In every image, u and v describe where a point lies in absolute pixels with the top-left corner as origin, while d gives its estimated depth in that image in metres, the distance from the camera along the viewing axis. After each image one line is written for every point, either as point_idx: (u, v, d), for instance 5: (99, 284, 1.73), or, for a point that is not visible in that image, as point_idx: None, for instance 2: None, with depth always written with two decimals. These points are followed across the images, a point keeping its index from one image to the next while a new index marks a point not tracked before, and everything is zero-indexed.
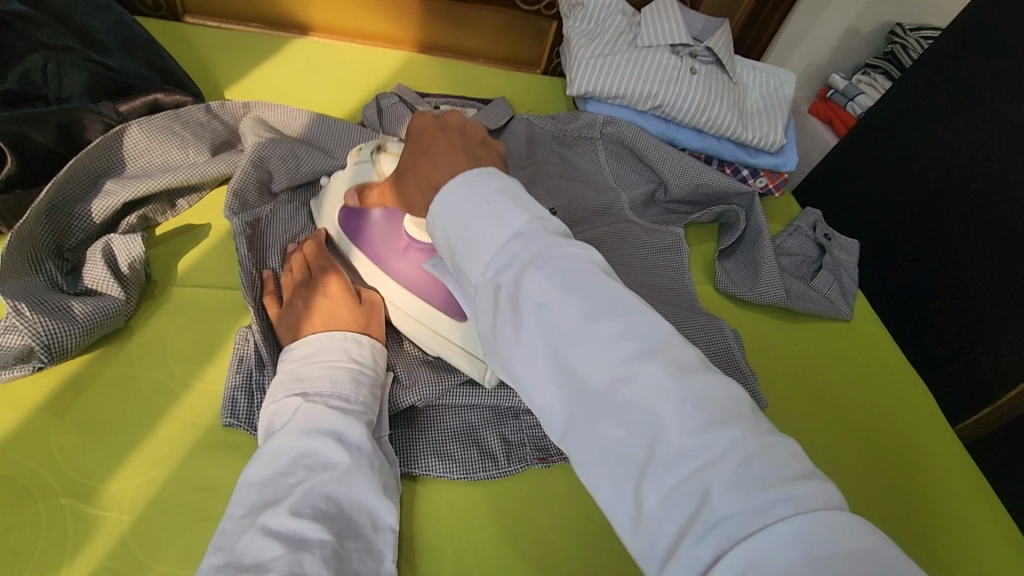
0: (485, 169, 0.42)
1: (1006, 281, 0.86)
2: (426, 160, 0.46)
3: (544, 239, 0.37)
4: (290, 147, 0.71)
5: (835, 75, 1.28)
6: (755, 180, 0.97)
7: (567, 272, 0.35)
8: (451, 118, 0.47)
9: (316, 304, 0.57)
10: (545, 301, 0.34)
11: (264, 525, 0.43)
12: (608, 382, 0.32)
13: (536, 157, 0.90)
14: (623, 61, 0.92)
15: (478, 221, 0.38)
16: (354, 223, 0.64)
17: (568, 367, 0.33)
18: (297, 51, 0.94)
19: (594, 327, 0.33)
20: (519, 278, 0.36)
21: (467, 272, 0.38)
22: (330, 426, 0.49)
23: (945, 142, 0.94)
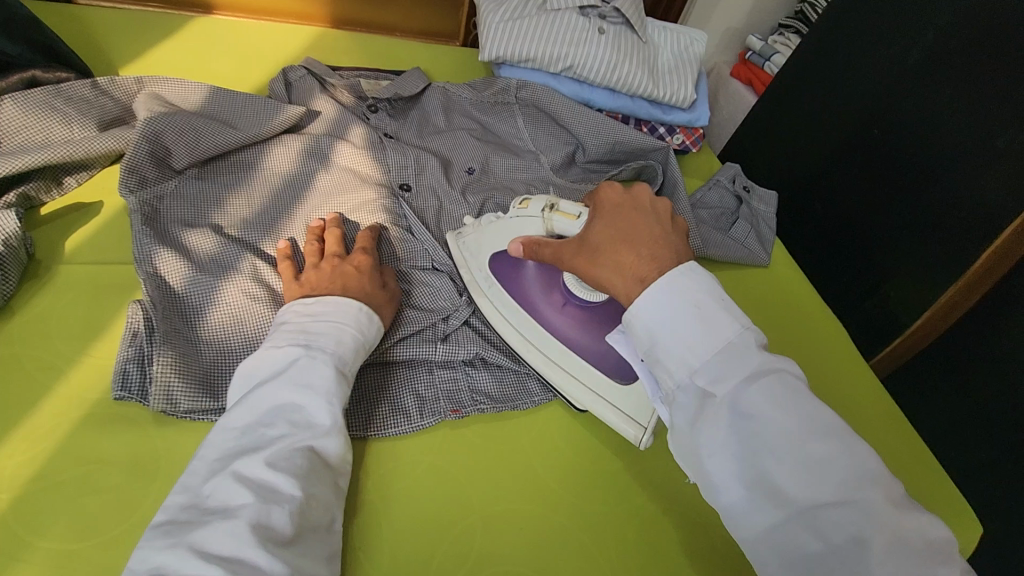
0: (688, 268, 0.47)
1: (907, 217, 0.89)
2: (626, 243, 0.51)
3: (753, 353, 0.43)
4: (189, 119, 0.68)
5: (752, 37, 1.32)
6: (672, 138, 1.00)
7: (780, 390, 0.41)
8: (642, 194, 0.55)
9: (341, 268, 0.60)
10: (753, 414, 0.41)
11: (236, 472, 0.44)
12: (812, 498, 0.38)
13: (455, 124, 0.90)
14: (532, 24, 0.92)
15: (692, 326, 0.44)
16: (505, 271, 0.68)
17: (773, 478, 0.39)
18: (200, 29, 0.91)
19: (806, 446, 0.39)
20: (733, 391, 0.42)
21: (669, 367, 0.45)
22: (323, 385, 0.50)
23: (848, 91, 0.97)
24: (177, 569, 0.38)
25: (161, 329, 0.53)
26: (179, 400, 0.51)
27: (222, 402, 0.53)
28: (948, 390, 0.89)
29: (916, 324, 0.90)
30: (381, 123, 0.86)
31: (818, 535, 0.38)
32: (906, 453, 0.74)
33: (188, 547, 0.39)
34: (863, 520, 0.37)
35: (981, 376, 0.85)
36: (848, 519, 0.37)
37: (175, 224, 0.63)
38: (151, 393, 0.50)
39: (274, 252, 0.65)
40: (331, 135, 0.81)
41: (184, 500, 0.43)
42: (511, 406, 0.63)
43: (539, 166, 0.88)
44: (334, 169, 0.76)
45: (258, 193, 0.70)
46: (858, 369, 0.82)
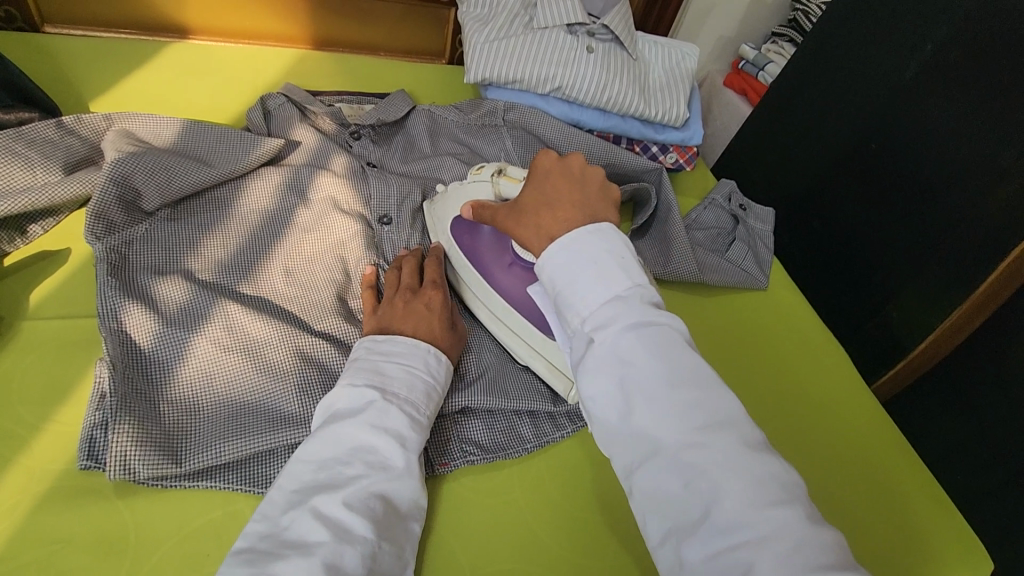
0: (596, 226, 0.48)
1: (908, 236, 0.87)
2: (546, 207, 0.53)
3: (639, 307, 0.43)
4: (161, 159, 0.65)
5: (745, 45, 1.29)
6: (666, 156, 0.97)
7: (658, 340, 0.42)
8: (574, 164, 0.55)
9: (412, 307, 0.61)
10: (631, 359, 0.41)
11: (315, 508, 0.45)
12: (678, 440, 0.38)
13: (440, 149, 0.87)
14: (518, 44, 0.90)
15: (587, 279, 0.45)
16: (467, 239, 0.70)
17: (641, 420, 0.39)
18: (173, 56, 0.88)
19: (675, 391, 0.40)
20: (611, 338, 0.42)
21: (568, 317, 0.45)
22: (397, 427, 0.51)
23: (845, 104, 0.95)
24: None
25: (121, 389, 0.50)
26: (137, 468, 0.48)
27: (186, 466, 0.49)
28: (955, 414, 0.86)
29: (920, 346, 0.88)
30: (365, 150, 0.84)
31: (683, 480, 0.37)
32: (909, 486, 0.71)
33: None
34: (720, 465, 0.37)
35: (987, 398, 0.82)
36: (706, 461, 0.37)
37: (146, 274, 0.60)
38: (108, 460, 0.47)
39: (249, 298, 0.62)
40: (312, 165, 0.78)
41: (263, 529, 0.44)
42: (504, 455, 0.61)
43: None
44: (314, 205, 0.73)
45: (233, 234, 0.67)
46: (862, 397, 0.80)
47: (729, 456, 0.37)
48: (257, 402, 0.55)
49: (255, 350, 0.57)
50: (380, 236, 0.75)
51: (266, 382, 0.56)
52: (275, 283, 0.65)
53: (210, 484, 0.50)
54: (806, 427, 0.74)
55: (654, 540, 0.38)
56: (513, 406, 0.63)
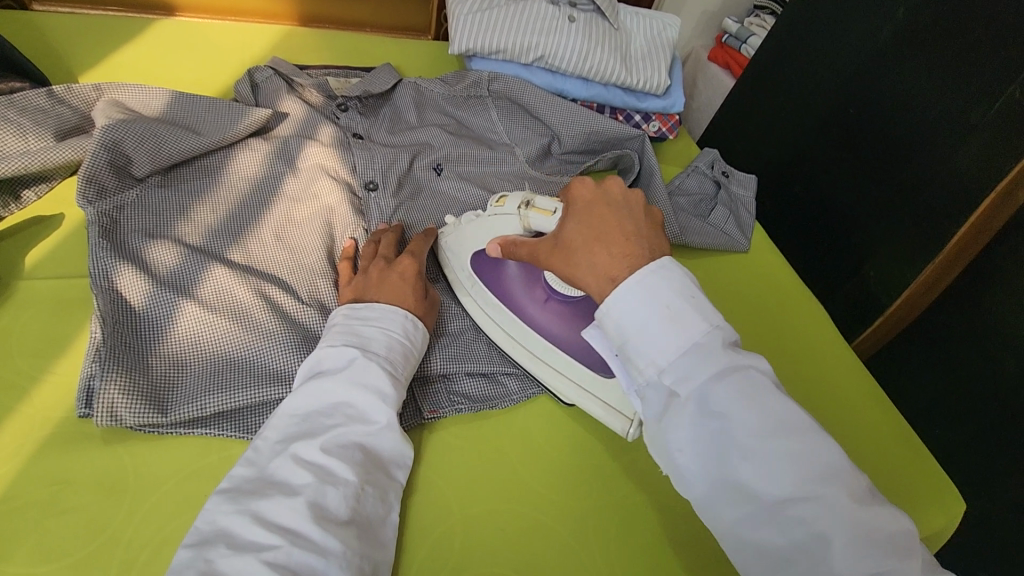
0: (658, 264, 0.47)
1: (884, 197, 0.89)
2: (599, 242, 0.50)
3: (719, 351, 0.44)
4: (150, 127, 0.66)
5: (728, 19, 1.30)
6: (648, 125, 0.99)
7: (746, 387, 0.42)
8: (614, 188, 0.53)
9: (385, 276, 0.61)
10: (721, 413, 0.42)
11: (295, 454, 0.47)
12: (782, 495, 0.39)
13: (427, 120, 0.89)
14: (501, 15, 0.91)
15: (661, 326, 0.44)
16: (490, 271, 0.68)
17: (739, 477, 0.41)
18: (160, 31, 0.89)
19: (772, 444, 0.40)
20: (701, 393, 0.43)
21: (641, 367, 0.45)
22: (377, 384, 0.52)
23: (824, 70, 0.96)
24: (241, 534, 0.42)
25: (109, 344, 0.52)
26: (124, 416, 0.49)
27: (171, 417, 0.51)
28: (934, 371, 0.88)
29: (895, 302, 0.90)
30: (352, 122, 0.85)
31: (783, 531, 0.39)
32: (881, 435, 0.73)
33: (252, 514, 0.43)
34: (828, 519, 0.38)
35: (962, 352, 0.84)
36: (812, 514, 0.39)
37: (137, 237, 0.61)
38: (95, 409, 0.49)
39: (239, 260, 0.64)
40: (299, 135, 0.79)
41: (250, 473, 0.46)
42: (491, 405, 0.63)
43: (514, 159, 0.87)
44: (303, 171, 0.75)
45: (223, 200, 0.69)
46: (841, 354, 0.82)
47: (836, 506, 0.39)
48: (242, 357, 0.56)
49: (241, 309, 0.58)
50: (366, 203, 0.76)
51: (251, 338, 0.57)
52: (264, 246, 0.66)
53: (204, 431, 0.52)
54: (849, 418, 0.74)
55: None
56: (491, 367, 0.66)
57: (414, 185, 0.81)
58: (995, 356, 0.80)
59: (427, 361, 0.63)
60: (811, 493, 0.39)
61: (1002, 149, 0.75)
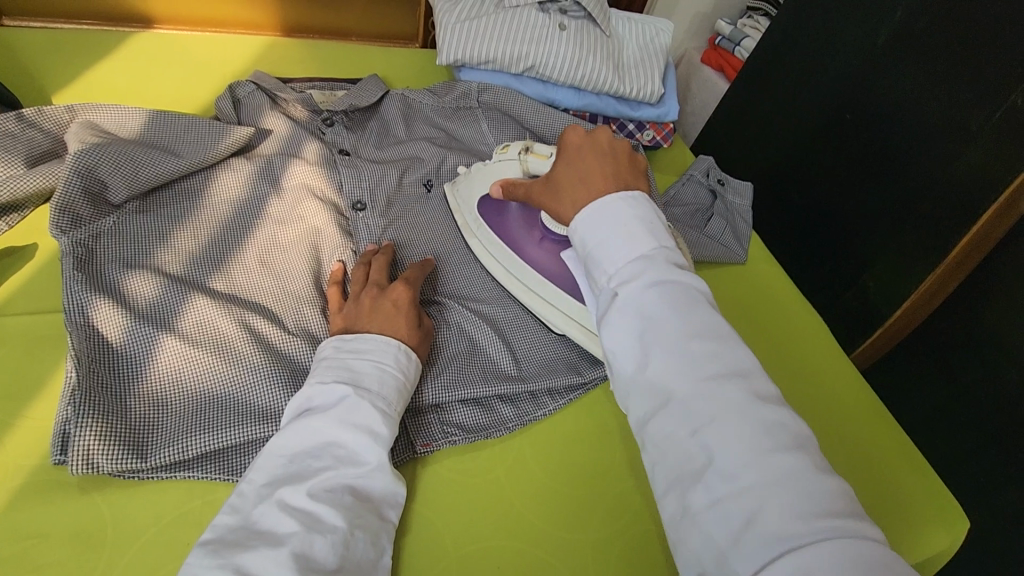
0: (630, 193, 0.48)
1: (883, 204, 0.87)
2: (580, 180, 0.52)
3: (665, 266, 0.43)
4: (124, 151, 0.64)
5: (722, 21, 1.28)
6: (642, 134, 0.97)
7: (681, 297, 0.42)
8: (602, 137, 0.54)
9: (378, 305, 0.59)
10: (652, 313, 0.41)
11: (281, 500, 0.45)
12: (689, 387, 0.38)
13: (416, 133, 0.87)
14: (489, 23, 0.89)
15: (615, 240, 0.45)
16: (493, 214, 0.74)
17: (656, 373, 0.39)
18: (139, 46, 0.87)
19: (692, 342, 0.39)
20: (636, 294, 0.42)
21: (595, 276, 0.46)
22: (368, 421, 0.49)
23: (820, 75, 0.95)
24: None
25: (83, 384, 0.49)
26: (99, 463, 0.47)
27: (151, 461, 0.49)
28: (934, 380, 0.86)
29: (896, 312, 0.88)
30: (338, 137, 0.83)
31: (690, 425, 0.37)
32: (882, 454, 0.71)
33: (234, 569, 0.40)
34: (730, 416, 0.36)
35: (962, 360, 0.82)
36: (708, 405, 0.37)
37: (114, 268, 0.59)
38: (70, 456, 0.47)
39: (221, 289, 0.62)
40: (284, 153, 0.77)
41: (233, 521, 0.44)
42: (486, 435, 0.61)
43: None
44: (288, 192, 0.72)
45: (203, 223, 0.66)
46: (843, 369, 0.80)
47: (739, 405, 0.37)
48: (226, 393, 0.54)
49: (224, 342, 0.56)
50: (353, 222, 0.74)
51: (233, 373, 0.54)
52: (248, 271, 0.64)
53: (187, 475, 0.50)
54: (854, 431, 0.73)
55: (659, 488, 0.38)
56: (487, 392, 0.63)
57: (404, 200, 0.79)
58: (998, 366, 0.78)
59: (418, 393, 0.61)
60: (715, 396, 0.37)
61: (1005, 155, 0.74)
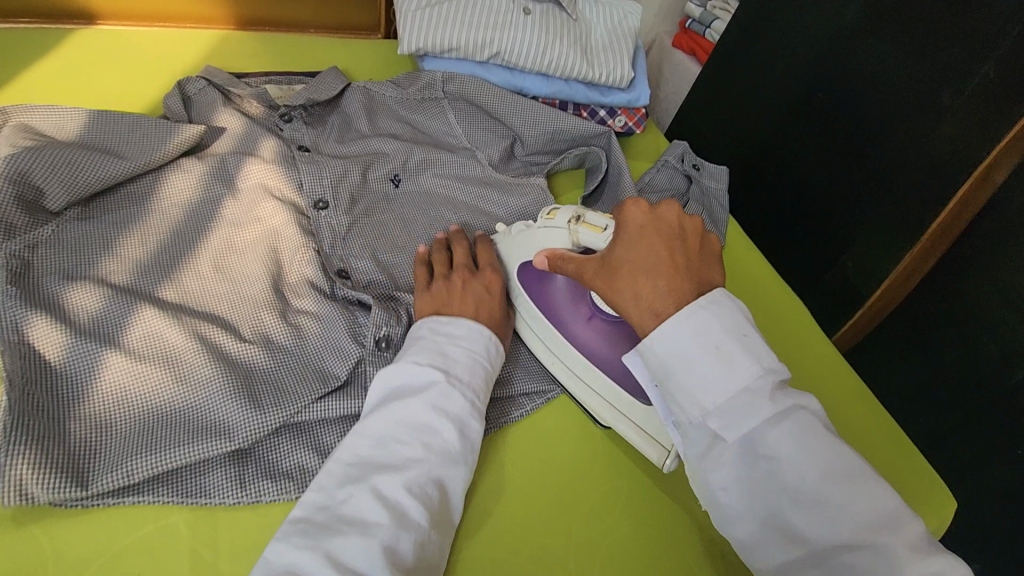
0: (711, 298, 0.46)
1: (859, 183, 0.86)
2: (646, 271, 0.48)
3: (771, 395, 0.43)
4: (64, 154, 0.59)
5: (691, 3, 1.26)
6: (614, 120, 0.94)
7: (799, 430, 0.42)
8: (670, 216, 0.51)
9: (472, 289, 0.62)
10: (768, 454, 0.42)
11: (377, 489, 0.46)
12: (830, 539, 0.40)
13: (380, 127, 0.84)
14: (450, 10, 0.85)
15: (713, 366, 0.43)
16: (537, 285, 0.66)
17: (789, 521, 0.42)
18: (78, 43, 0.82)
19: (821, 487, 0.41)
20: (752, 434, 0.42)
21: (683, 404, 0.44)
22: (458, 413, 0.51)
23: (791, 55, 0.93)
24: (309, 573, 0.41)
25: (16, 410, 0.46)
26: (34, 493, 0.43)
27: (93, 489, 0.45)
28: (914, 359, 0.86)
29: (877, 291, 0.87)
30: (297, 133, 0.79)
31: (830, 572, 0.40)
32: (864, 435, 0.70)
33: (325, 555, 0.42)
34: (880, 565, 0.39)
35: (943, 338, 0.82)
36: (862, 561, 0.39)
37: (52, 279, 0.55)
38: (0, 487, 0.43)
39: (171, 298, 0.58)
40: (239, 152, 0.73)
41: (320, 500, 0.46)
42: None
43: (477, 163, 0.83)
44: (244, 193, 0.69)
45: (152, 228, 0.63)
46: (825, 350, 0.79)
47: (887, 553, 0.39)
48: (176, 412, 0.50)
49: (174, 356, 0.52)
50: (316, 221, 0.71)
51: (185, 390, 0.51)
52: (202, 278, 0.60)
53: (136, 499, 0.47)
54: (837, 410, 0.72)
55: None
56: None
57: (370, 198, 0.76)
58: (977, 341, 0.78)
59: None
60: (861, 542, 0.40)
61: (981, 128, 0.73)
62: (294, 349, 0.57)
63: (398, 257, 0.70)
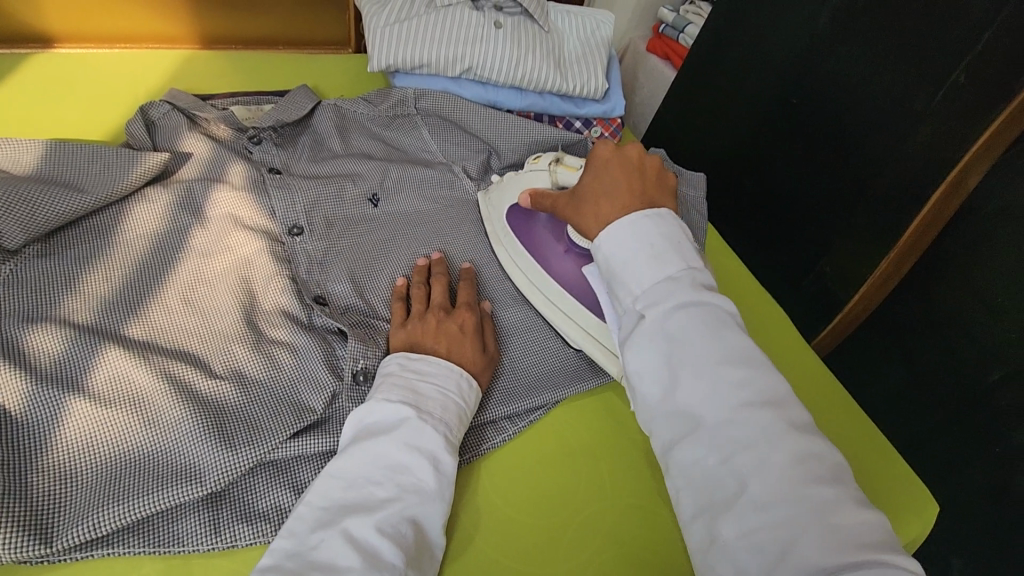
0: (656, 212, 0.50)
1: (836, 187, 0.86)
2: (606, 194, 0.55)
3: (688, 291, 0.46)
4: (20, 190, 0.57)
5: (664, 8, 1.26)
6: (590, 130, 0.94)
7: (706, 318, 0.44)
8: (633, 153, 0.57)
9: (446, 327, 0.60)
10: (676, 335, 0.44)
11: (347, 531, 0.44)
12: (717, 413, 0.41)
13: (353, 146, 0.82)
14: (421, 25, 0.84)
15: (641, 258, 0.48)
16: (522, 224, 0.74)
17: (680, 392, 0.43)
18: (36, 69, 0.79)
19: (721, 369, 0.42)
20: (663, 316, 0.45)
21: (620, 295, 0.49)
22: (431, 448, 0.50)
23: (764, 61, 0.93)
24: None
25: None
26: None
27: (58, 546, 0.44)
28: (897, 361, 0.86)
29: (856, 295, 0.88)
30: (267, 156, 0.77)
31: (716, 450, 0.40)
32: (849, 442, 0.71)
33: None
34: (760, 439, 0.39)
35: (924, 340, 0.82)
36: (744, 432, 0.40)
37: (11, 322, 0.52)
38: None
39: (138, 337, 0.56)
40: (207, 179, 0.71)
41: (290, 546, 0.44)
42: None
43: (453, 180, 0.82)
44: (213, 221, 0.67)
45: (116, 263, 0.61)
46: (807, 355, 0.80)
47: (769, 431, 0.40)
48: (144, 458, 0.49)
49: (141, 399, 0.51)
50: (289, 247, 0.69)
51: (152, 435, 0.49)
52: (171, 313, 0.59)
53: (105, 552, 0.45)
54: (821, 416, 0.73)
55: (686, 516, 0.41)
56: None
57: (346, 220, 0.74)
58: (956, 342, 0.79)
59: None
60: (743, 414, 0.40)
61: (954, 132, 0.73)
62: (270, 384, 0.55)
63: (376, 280, 0.69)
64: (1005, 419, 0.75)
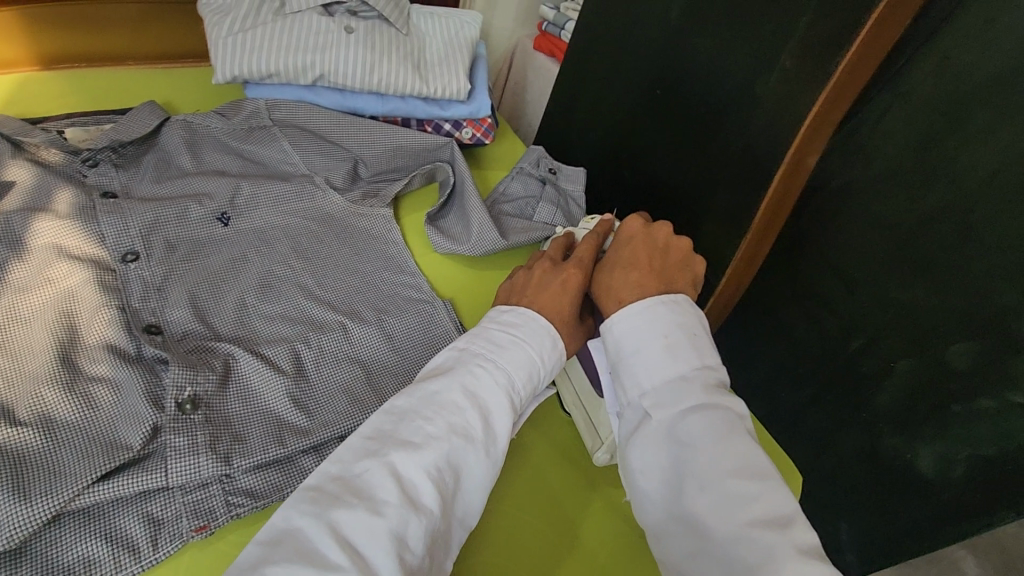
0: (675, 298, 0.55)
1: (696, 174, 0.86)
2: (621, 268, 0.60)
3: (701, 392, 0.49)
4: None
5: (545, 6, 1.27)
6: (460, 133, 0.93)
7: (718, 425, 0.47)
8: (659, 234, 0.62)
9: (546, 280, 0.61)
10: (687, 441, 0.47)
11: (390, 463, 0.45)
12: (724, 532, 0.43)
13: (206, 162, 0.78)
14: (267, 33, 0.81)
15: (654, 349, 0.52)
16: None
17: (688, 504, 0.45)
18: None
19: (731, 481, 0.45)
20: (676, 418, 0.49)
21: (626, 384, 0.52)
22: (487, 397, 0.50)
23: (629, 56, 0.94)
24: (312, 548, 0.40)
25: None
26: None
27: None
28: (773, 339, 0.89)
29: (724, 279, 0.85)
30: (105, 180, 0.73)
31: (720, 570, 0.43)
32: None
33: (327, 524, 0.41)
34: (770, 563, 0.41)
35: (792, 313, 0.85)
36: (753, 556, 0.41)
37: None
38: None
39: None
40: (25, 206, 0.65)
41: (334, 471, 0.45)
42: (275, 498, 0.54)
43: (315, 190, 0.79)
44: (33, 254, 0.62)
45: None
46: None
47: (781, 553, 0.41)
48: None
49: None
50: (123, 276, 0.65)
51: None
52: None
53: None
54: None
55: None
56: (285, 451, 0.55)
57: (191, 242, 0.70)
58: (820, 316, 0.82)
59: (166, 470, 0.51)
60: (751, 537, 0.42)
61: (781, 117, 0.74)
62: (82, 425, 0.52)
63: (221, 303, 0.65)
64: (866, 386, 0.79)
